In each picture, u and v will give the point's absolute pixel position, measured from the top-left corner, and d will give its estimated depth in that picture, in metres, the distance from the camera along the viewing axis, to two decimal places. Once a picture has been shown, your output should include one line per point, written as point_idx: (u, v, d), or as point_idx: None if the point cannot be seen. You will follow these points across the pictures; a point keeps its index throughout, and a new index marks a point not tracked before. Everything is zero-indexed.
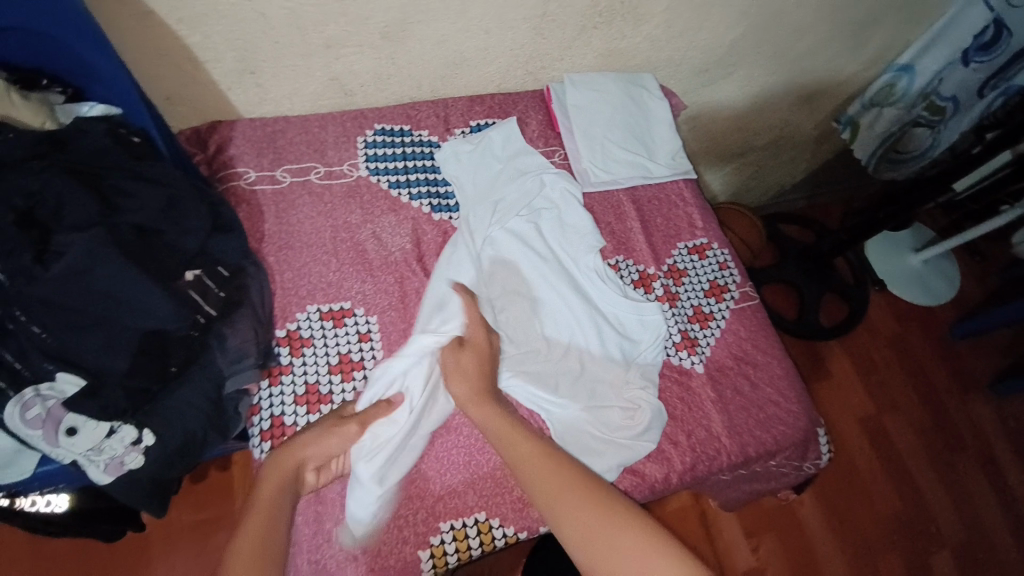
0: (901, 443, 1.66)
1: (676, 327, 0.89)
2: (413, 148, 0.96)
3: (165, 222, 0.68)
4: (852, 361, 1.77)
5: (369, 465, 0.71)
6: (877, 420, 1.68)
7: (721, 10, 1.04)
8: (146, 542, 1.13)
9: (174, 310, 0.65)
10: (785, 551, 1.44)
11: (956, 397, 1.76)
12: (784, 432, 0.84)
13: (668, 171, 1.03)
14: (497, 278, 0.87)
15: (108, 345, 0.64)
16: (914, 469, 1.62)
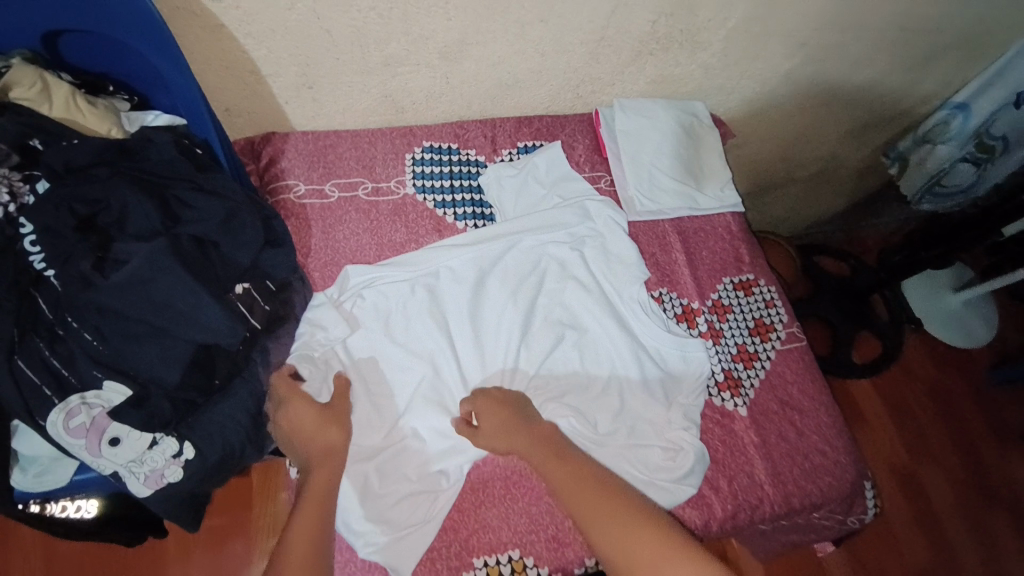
0: (935, 493, 1.60)
1: (719, 365, 0.87)
2: (460, 168, 0.96)
3: (222, 233, 0.68)
4: (884, 403, 1.72)
5: (383, 479, 0.73)
6: (909, 467, 1.63)
7: (779, 42, 1.02)
8: (163, 549, 1.13)
9: (229, 325, 0.65)
10: None
11: (994, 448, 1.69)
12: (831, 484, 0.81)
13: (716, 203, 1.00)
14: (544, 311, 0.87)
15: (163, 358, 0.64)
16: (947, 522, 1.56)
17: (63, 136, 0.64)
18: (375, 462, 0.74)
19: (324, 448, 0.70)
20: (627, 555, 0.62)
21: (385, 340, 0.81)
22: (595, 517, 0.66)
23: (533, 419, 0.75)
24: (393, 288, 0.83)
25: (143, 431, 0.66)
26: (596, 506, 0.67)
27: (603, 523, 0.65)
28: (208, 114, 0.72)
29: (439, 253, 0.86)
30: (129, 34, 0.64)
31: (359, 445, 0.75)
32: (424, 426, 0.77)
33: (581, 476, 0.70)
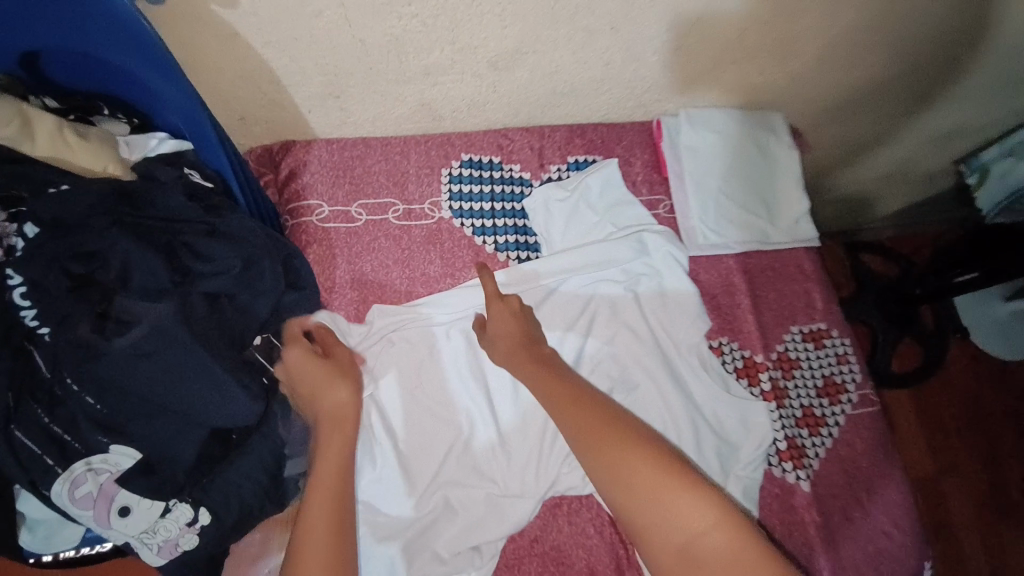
0: (958, 509, 1.46)
1: (782, 432, 0.78)
2: (502, 187, 0.85)
3: (243, 286, 0.60)
4: (918, 412, 1.56)
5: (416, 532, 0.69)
6: (933, 479, 1.49)
7: (875, 50, 0.89)
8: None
9: (250, 404, 0.57)
10: None
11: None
12: (893, 569, 0.75)
13: (788, 239, 0.88)
14: (593, 359, 0.78)
15: (180, 432, 0.58)
16: (965, 541, 1.43)
17: (28, 179, 0.54)
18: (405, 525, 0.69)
19: (330, 412, 0.64)
20: (630, 478, 0.56)
21: (415, 392, 0.73)
22: (595, 442, 0.59)
23: (539, 340, 0.71)
24: (426, 327, 0.75)
25: (153, 499, 0.59)
26: (594, 427, 0.60)
27: (600, 444, 0.59)
28: (216, 133, 0.61)
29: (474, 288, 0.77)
30: (106, 42, 0.54)
31: (383, 508, 0.69)
32: (458, 492, 0.70)
33: (579, 400, 0.64)
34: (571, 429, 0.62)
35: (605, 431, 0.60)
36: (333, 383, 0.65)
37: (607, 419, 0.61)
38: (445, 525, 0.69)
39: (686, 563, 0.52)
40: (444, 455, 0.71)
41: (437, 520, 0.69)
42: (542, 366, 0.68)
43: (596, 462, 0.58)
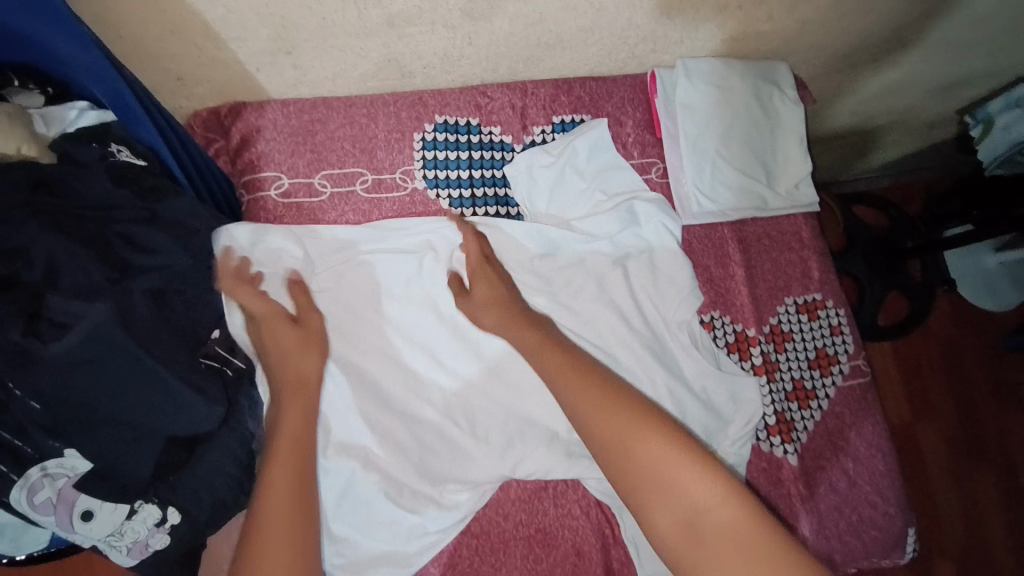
0: (931, 456, 1.51)
1: (772, 406, 0.77)
2: (481, 152, 0.77)
3: (185, 279, 0.56)
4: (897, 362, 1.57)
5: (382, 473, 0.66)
6: (909, 428, 1.52)
7: None
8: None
9: (209, 408, 0.52)
10: None
11: (998, 407, 1.55)
12: (875, 536, 0.76)
13: (787, 204, 0.83)
14: (575, 301, 0.75)
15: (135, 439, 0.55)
16: (937, 487, 1.48)
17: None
18: (369, 487, 0.65)
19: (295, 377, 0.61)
20: (633, 454, 0.53)
21: (387, 353, 0.69)
22: (595, 413, 0.57)
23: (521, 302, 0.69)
24: (395, 264, 0.70)
25: (117, 500, 0.57)
26: (595, 401, 0.58)
27: (601, 417, 0.56)
28: (133, 95, 0.55)
29: (447, 233, 0.72)
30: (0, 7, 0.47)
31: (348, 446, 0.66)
32: (429, 453, 0.67)
33: (579, 374, 0.61)
34: (570, 401, 0.59)
35: (605, 404, 0.57)
36: (305, 350, 0.62)
37: (610, 394, 0.59)
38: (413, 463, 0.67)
39: (688, 537, 0.50)
40: (413, 392, 0.68)
41: (404, 482, 0.66)
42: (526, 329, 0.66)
43: (598, 432, 0.56)
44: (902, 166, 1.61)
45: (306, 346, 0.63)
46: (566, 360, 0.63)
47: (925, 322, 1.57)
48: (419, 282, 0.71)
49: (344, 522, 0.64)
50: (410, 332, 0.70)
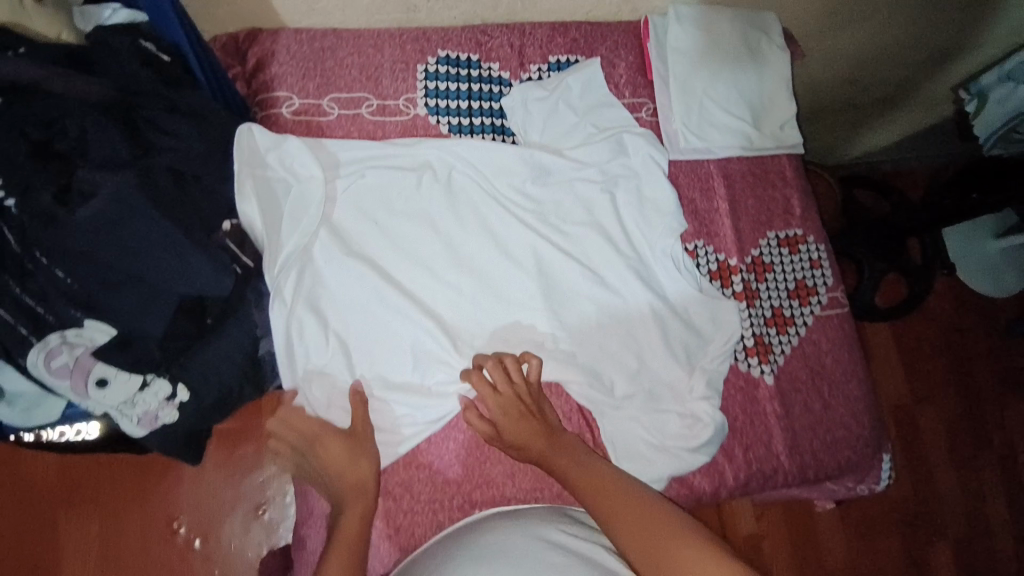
0: (928, 434, 1.51)
1: (751, 330, 0.81)
2: (480, 85, 0.83)
3: (194, 164, 0.63)
4: (894, 339, 1.57)
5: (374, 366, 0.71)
6: (909, 412, 1.52)
7: None
8: (121, 484, 1.07)
9: (214, 272, 0.63)
10: (791, 540, 1.37)
11: (996, 388, 1.56)
12: (849, 457, 0.79)
13: (773, 143, 0.87)
14: (564, 221, 0.79)
15: (143, 306, 0.61)
16: (934, 464, 1.48)
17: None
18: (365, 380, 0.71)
19: (351, 485, 0.63)
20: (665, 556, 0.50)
21: (385, 261, 0.74)
22: (626, 522, 0.55)
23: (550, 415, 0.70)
24: (395, 177, 0.75)
25: (132, 372, 0.62)
26: (622, 509, 0.56)
27: (632, 527, 0.54)
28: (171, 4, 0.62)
29: (445, 154, 0.77)
30: None
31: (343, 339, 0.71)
32: (421, 349, 0.72)
33: (610, 485, 0.60)
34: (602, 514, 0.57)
35: (638, 516, 0.55)
36: (354, 458, 0.65)
37: (638, 502, 0.57)
38: (403, 360, 0.72)
39: None
40: (406, 293, 0.73)
41: (395, 376, 0.72)
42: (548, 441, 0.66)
43: (626, 537, 0.54)
44: (910, 153, 1.60)
45: (353, 453, 0.66)
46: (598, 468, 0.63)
47: (922, 306, 1.56)
48: (417, 196, 0.76)
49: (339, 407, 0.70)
50: (405, 239, 0.74)
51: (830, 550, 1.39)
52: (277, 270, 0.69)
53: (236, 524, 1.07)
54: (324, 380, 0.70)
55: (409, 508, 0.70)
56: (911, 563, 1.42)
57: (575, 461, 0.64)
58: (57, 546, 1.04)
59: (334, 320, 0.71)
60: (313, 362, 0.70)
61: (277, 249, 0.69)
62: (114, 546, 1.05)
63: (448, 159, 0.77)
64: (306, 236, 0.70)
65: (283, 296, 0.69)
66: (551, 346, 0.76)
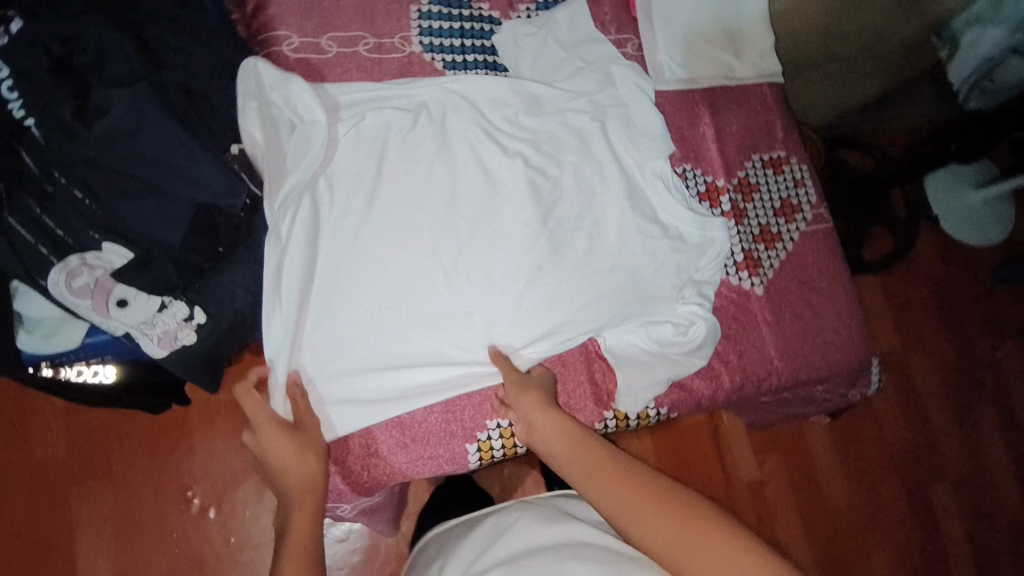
0: (922, 380, 1.54)
1: (740, 245, 0.84)
2: (472, 25, 0.86)
3: (205, 84, 0.68)
4: (887, 290, 1.58)
5: (368, 302, 0.73)
6: (901, 356, 1.55)
7: None
8: (133, 451, 1.08)
9: (229, 183, 0.67)
10: (792, 486, 1.40)
11: (983, 328, 1.60)
12: (838, 359, 0.82)
13: (754, 72, 0.92)
14: (558, 151, 0.82)
15: (164, 217, 0.64)
16: (928, 406, 1.52)
17: (15, 3, 0.61)
18: (369, 373, 0.72)
19: (297, 480, 0.65)
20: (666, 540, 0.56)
21: (383, 197, 0.76)
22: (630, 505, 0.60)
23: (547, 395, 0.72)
24: (394, 114, 0.78)
25: (150, 293, 0.64)
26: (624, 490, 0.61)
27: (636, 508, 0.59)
28: None
29: (438, 95, 0.80)
30: None
31: (335, 269, 0.73)
32: (413, 282, 0.74)
33: (612, 467, 0.64)
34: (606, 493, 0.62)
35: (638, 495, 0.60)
36: (301, 454, 0.66)
37: (636, 480, 0.62)
38: (396, 295, 0.73)
39: None
40: (405, 225, 0.75)
41: (399, 373, 0.72)
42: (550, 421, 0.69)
43: (627, 518, 0.59)
44: (895, 106, 1.62)
45: (299, 448, 0.66)
46: (598, 445, 0.67)
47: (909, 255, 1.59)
48: (413, 139, 0.78)
49: (329, 359, 0.72)
50: (400, 174, 0.77)
51: (830, 492, 1.42)
52: (278, 206, 0.69)
53: (249, 489, 1.09)
54: (328, 362, 0.71)
55: (420, 418, 0.73)
56: (911, 502, 1.45)
57: (577, 441, 0.67)
58: (68, 516, 1.04)
59: (330, 252, 0.73)
60: (309, 299, 0.72)
61: (280, 181, 0.69)
62: (129, 510, 1.05)
63: (443, 94, 0.80)
64: (309, 171, 0.71)
65: (284, 231, 0.70)
66: (547, 272, 0.77)
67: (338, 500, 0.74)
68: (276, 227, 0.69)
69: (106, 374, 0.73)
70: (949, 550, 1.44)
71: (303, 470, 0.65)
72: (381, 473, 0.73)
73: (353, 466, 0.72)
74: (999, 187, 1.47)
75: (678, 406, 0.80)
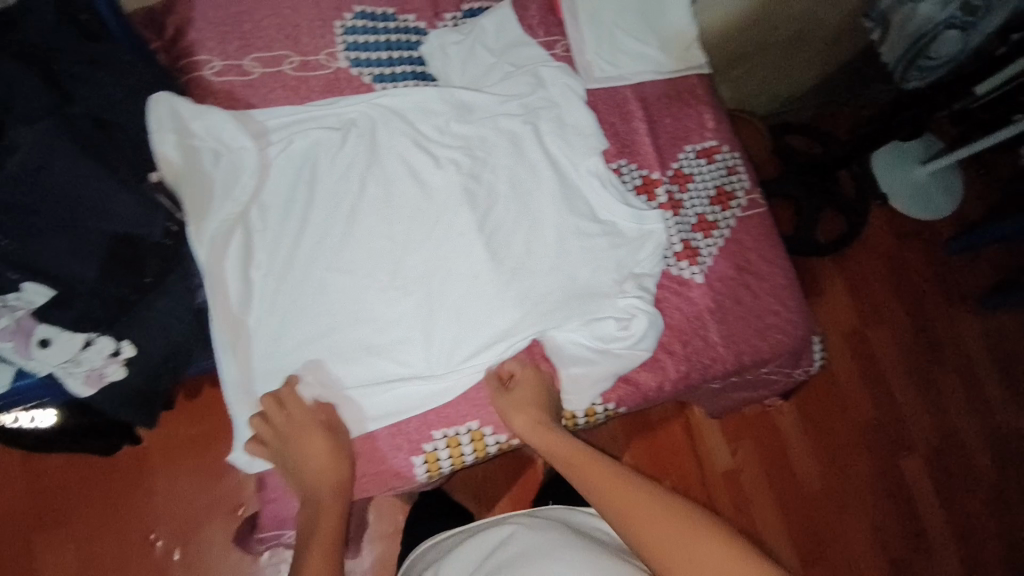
0: (882, 355, 1.58)
1: (677, 236, 0.86)
2: (398, 37, 0.86)
3: (118, 113, 0.68)
4: (842, 269, 1.62)
5: (307, 327, 0.73)
6: (862, 333, 1.58)
7: None
8: (93, 497, 1.05)
9: (145, 213, 0.67)
10: (765, 469, 1.43)
11: (937, 298, 1.65)
12: (781, 340, 0.84)
13: (680, 65, 0.94)
14: (492, 157, 0.83)
15: (78, 250, 0.62)
16: (890, 377, 1.56)
17: None
18: (315, 400, 0.72)
19: (323, 488, 0.66)
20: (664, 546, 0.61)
21: (317, 218, 0.76)
22: (629, 513, 0.64)
23: (547, 403, 0.76)
24: (323, 133, 0.78)
25: (75, 330, 0.63)
26: (625, 498, 0.65)
27: (636, 516, 0.63)
28: None
29: (367, 111, 0.80)
30: None
31: (272, 296, 0.73)
32: (352, 302, 0.74)
33: (610, 476, 0.67)
34: (609, 503, 0.65)
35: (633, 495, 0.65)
36: (330, 463, 0.67)
37: (635, 491, 0.65)
38: (336, 314, 0.74)
39: None
40: (342, 246, 0.76)
41: (343, 396, 0.72)
42: (543, 429, 0.73)
43: (630, 526, 0.63)
44: (837, 88, 1.66)
45: (330, 458, 0.67)
46: (593, 454, 0.70)
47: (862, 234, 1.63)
48: (344, 158, 0.78)
49: (272, 388, 0.71)
50: (333, 194, 0.77)
51: (802, 471, 1.45)
52: (207, 245, 0.70)
53: (216, 526, 1.07)
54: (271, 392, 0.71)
55: (363, 434, 0.73)
56: (880, 475, 1.48)
57: (575, 449, 0.70)
58: (29, 568, 1.01)
59: (264, 281, 0.73)
60: (247, 328, 0.72)
61: (208, 219, 0.70)
62: (90, 561, 1.03)
63: (369, 109, 0.80)
64: (239, 204, 0.72)
65: (217, 265, 0.70)
66: (487, 278, 0.78)
67: (281, 527, 0.73)
68: (210, 265, 0.70)
69: (44, 420, 0.74)
70: (924, 516, 1.47)
71: (329, 479, 0.66)
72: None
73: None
74: (948, 159, 1.51)
75: (626, 400, 0.81)
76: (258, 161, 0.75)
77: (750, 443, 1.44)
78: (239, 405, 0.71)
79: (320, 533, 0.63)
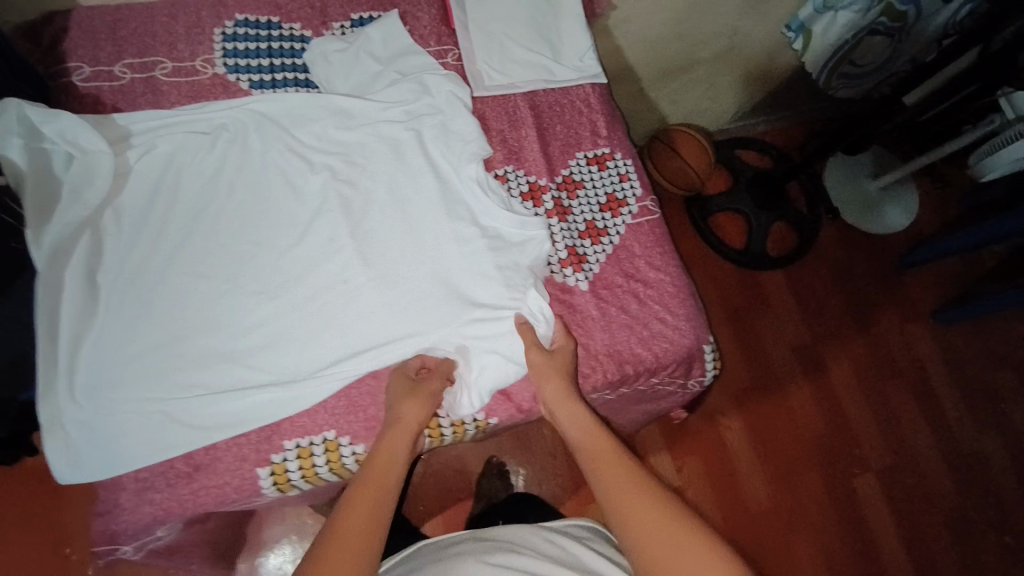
0: (835, 371, 1.51)
1: (563, 242, 0.84)
2: (281, 44, 0.85)
3: None
4: (789, 279, 1.59)
5: (157, 334, 0.70)
6: (814, 349, 1.52)
7: None
8: None
9: None
10: (711, 489, 1.36)
11: (894, 315, 1.57)
12: (666, 349, 0.82)
13: (575, 74, 0.93)
14: (371, 163, 0.82)
15: None
16: (844, 398, 1.48)
17: None
18: (156, 411, 0.68)
19: (399, 417, 0.69)
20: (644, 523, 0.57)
21: (177, 222, 0.74)
22: (615, 489, 0.61)
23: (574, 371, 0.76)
24: (190, 138, 0.77)
25: None
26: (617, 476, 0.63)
27: (622, 492, 0.61)
28: None
29: (240, 117, 0.79)
30: None
31: (120, 302, 0.70)
32: (208, 309, 0.72)
33: (611, 452, 0.66)
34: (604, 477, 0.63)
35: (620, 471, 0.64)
36: (409, 395, 0.71)
37: (633, 472, 0.63)
38: (190, 321, 0.71)
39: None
40: (202, 251, 0.74)
41: (189, 403, 0.69)
42: (563, 393, 0.72)
43: (619, 500, 0.60)
44: (778, 104, 1.67)
45: (410, 394, 0.71)
46: (603, 430, 0.70)
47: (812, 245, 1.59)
48: (213, 163, 0.77)
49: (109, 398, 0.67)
50: (197, 199, 0.76)
51: (749, 491, 1.37)
52: (46, 251, 0.68)
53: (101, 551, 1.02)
54: (105, 401, 0.67)
55: (207, 446, 0.69)
56: (832, 499, 1.39)
57: (586, 423, 0.70)
58: None
59: (110, 288, 0.70)
60: (88, 336, 0.69)
61: (51, 223, 0.69)
62: None
63: (240, 114, 0.79)
64: (89, 207, 0.71)
65: (54, 271, 0.68)
66: (355, 286, 0.76)
67: (113, 542, 0.69)
68: (50, 269, 0.68)
69: None
70: (882, 541, 1.36)
71: (408, 410, 0.70)
72: (158, 511, 0.68)
73: (126, 504, 0.68)
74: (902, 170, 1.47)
75: (501, 412, 0.79)
76: (115, 166, 0.74)
77: (690, 461, 1.38)
78: (68, 417, 0.66)
79: (377, 458, 0.65)
